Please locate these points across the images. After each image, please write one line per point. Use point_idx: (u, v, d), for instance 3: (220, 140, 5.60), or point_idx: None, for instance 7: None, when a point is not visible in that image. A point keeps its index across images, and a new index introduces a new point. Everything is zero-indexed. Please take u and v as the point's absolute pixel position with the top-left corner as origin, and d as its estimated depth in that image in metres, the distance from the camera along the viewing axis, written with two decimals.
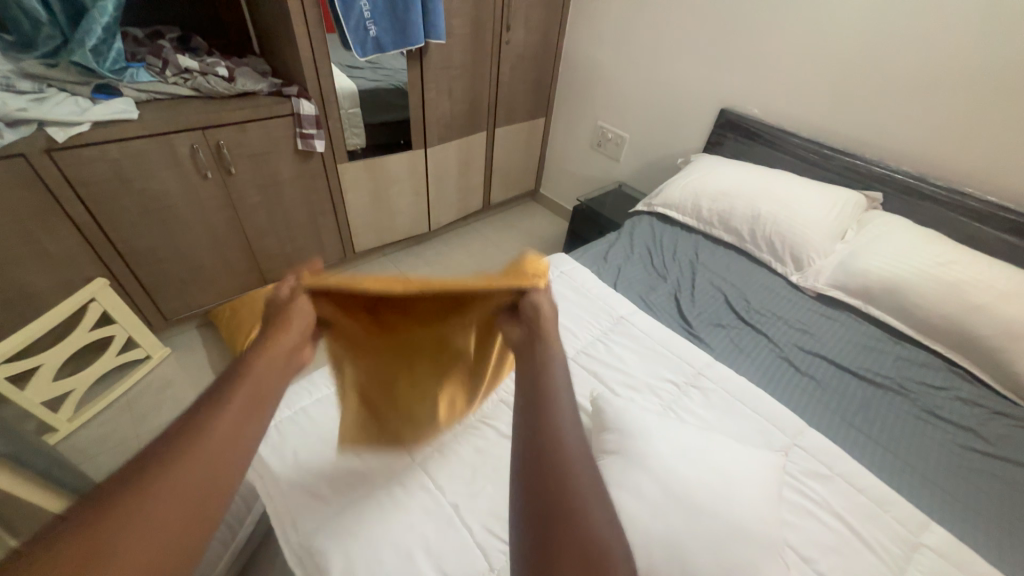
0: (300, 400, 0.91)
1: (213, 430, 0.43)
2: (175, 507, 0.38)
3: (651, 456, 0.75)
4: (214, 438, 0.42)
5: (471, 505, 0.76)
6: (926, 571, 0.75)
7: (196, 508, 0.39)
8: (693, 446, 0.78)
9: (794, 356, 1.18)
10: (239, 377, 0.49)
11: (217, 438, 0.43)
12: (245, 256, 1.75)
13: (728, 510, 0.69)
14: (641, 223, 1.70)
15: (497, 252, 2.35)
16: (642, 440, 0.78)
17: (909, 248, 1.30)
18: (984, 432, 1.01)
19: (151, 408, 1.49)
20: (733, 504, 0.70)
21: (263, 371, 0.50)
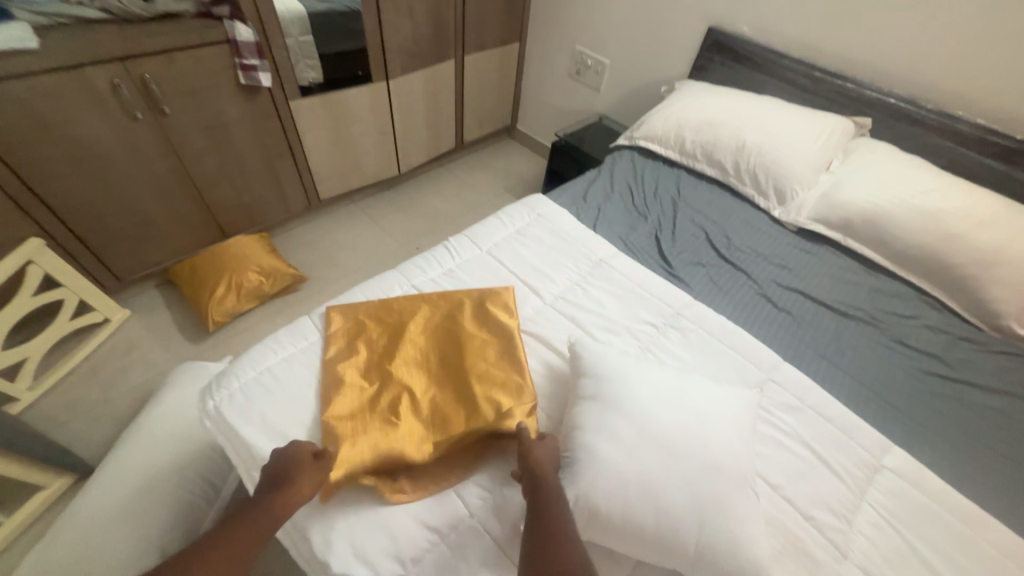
0: (266, 361, 0.86)
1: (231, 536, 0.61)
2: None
3: (627, 402, 0.74)
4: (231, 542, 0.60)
5: (449, 457, 0.76)
6: (886, 490, 0.80)
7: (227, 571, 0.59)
8: (669, 389, 0.78)
9: (772, 293, 1.17)
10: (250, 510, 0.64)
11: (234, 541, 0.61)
12: (199, 209, 1.60)
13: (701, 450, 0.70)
14: (622, 159, 1.61)
15: (474, 195, 2.24)
16: (619, 386, 0.77)
17: (893, 178, 1.27)
18: (948, 357, 1.05)
19: (117, 373, 1.43)
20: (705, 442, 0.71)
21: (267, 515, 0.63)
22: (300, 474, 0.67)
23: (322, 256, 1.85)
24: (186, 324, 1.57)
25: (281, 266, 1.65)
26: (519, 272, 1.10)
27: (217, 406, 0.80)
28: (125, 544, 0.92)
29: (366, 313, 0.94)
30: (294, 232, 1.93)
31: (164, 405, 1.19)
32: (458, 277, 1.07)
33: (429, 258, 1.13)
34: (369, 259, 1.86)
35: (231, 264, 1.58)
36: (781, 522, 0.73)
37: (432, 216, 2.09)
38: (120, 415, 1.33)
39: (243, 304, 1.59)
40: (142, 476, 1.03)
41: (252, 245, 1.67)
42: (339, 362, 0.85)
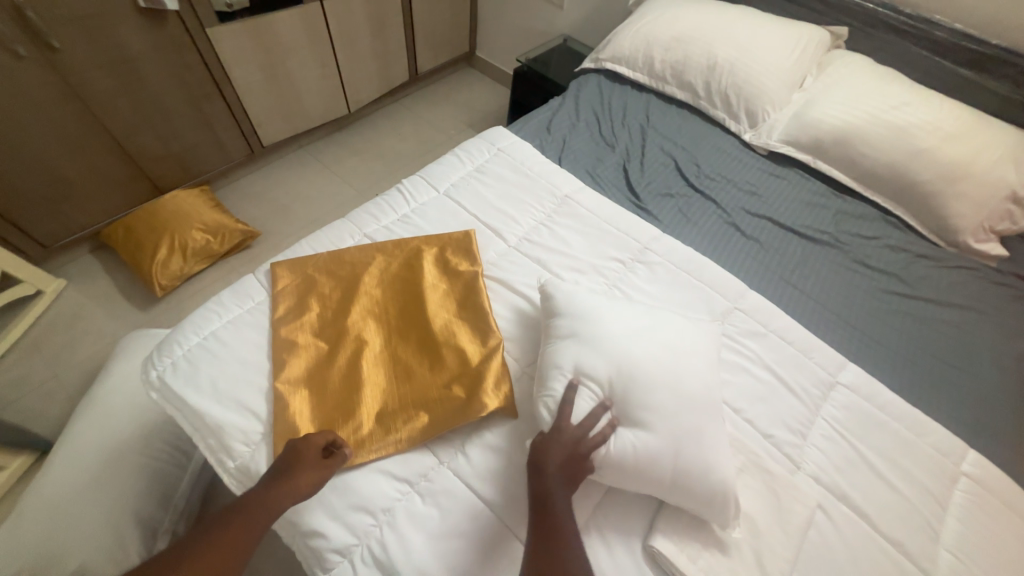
0: (210, 325, 0.80)
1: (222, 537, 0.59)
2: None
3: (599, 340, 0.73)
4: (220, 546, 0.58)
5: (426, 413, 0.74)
6: (840, 405, 0.84)
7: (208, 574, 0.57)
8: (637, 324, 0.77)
9: (741, 221, 1.15)
10: (242, 511, 0.61)
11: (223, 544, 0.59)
12: (121, 162, 1.43)
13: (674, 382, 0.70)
14: (587, 85, 1.49)
15: (434, 133, 2.07)
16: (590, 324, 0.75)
17: (866, 93, 1.22)
18: (905, 275, 1.07)
19: (63, 347, 1.34)
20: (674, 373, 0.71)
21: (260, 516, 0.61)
22: (303, 468, 0.63)
23: (274, 209, 1.72)
24: (131, 291, 1.46)
25: (227, 222, 1.52)
26: (481, 214, 1.04)
27: (161, 376, 0.75)
28: (95, 516, 0.90)
29: (315, 269, 0.87)
30: (239, 183, 1.77)
31: (116, 376, 1.13)
32: (414, 223, 1.00)
33: (381, 203, 1.05)
34: (324, 210, 1.74)
35: (170, 223, 1.45)
36: (743, 443, 0.76)
37: (391, 159, 1.94)
38: (72, 390, 1.26)
39: (191, 266, 1.48)
40: (102, 449, 0.98)
41: (192, 200, 1.52)
42: (290, 324, 0.80)
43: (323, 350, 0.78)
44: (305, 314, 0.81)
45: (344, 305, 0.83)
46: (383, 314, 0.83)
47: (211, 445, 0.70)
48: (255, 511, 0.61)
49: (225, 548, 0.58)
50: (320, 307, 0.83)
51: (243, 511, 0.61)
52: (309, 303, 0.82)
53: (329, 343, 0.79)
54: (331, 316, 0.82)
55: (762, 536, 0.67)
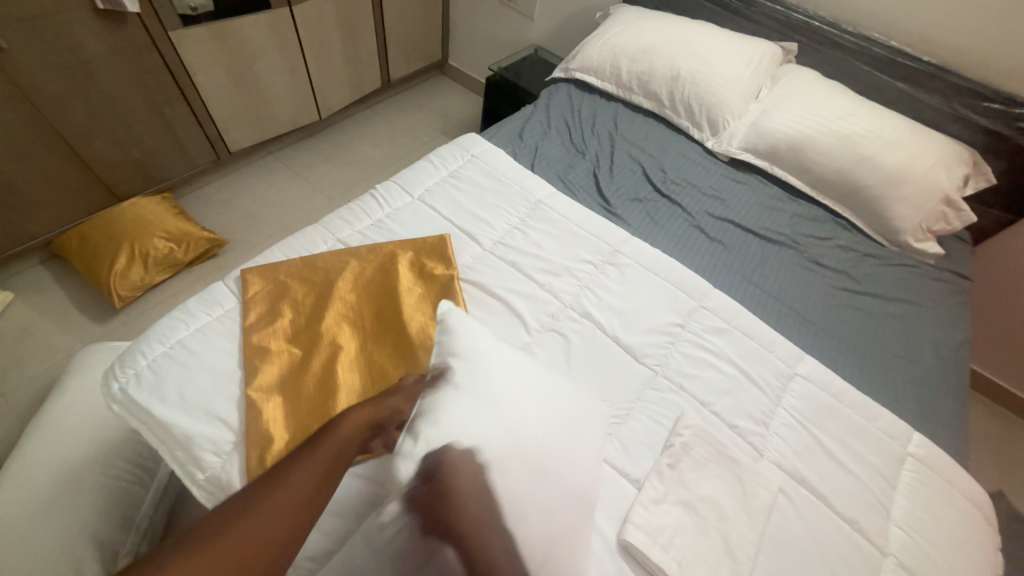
0: (177, 334, 0.78)
1: (309, 458, 0.61)
2: (273, 503, 0.56)
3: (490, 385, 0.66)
4: (308, 466, 0.60)
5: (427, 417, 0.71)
6: (799, 395, 0.89)
7: (295, 499, 0.57)
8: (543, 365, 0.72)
9: (704, 223, 1.20)
10: (333, 432, 0.63)
11: (309, 467, 0.60)
12: (75, 168, 1.37)
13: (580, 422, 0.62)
14: (558, 93, 1.53)
15: (407, 139, 2.08)
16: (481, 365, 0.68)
17: (815, 104, 1.31)
18: (854, 272, 1.14)
19: (10, 363, 1.26)
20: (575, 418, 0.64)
21: (349, 436, 0.63)
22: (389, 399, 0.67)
23: (242, 216, 1.67)
24: (88, 302, 1.39)
25: (192, 230, 1.48)
26: (455, 218, 1.05)
27: (123, 388, 0.72)
28: (49, 541, 0.85)
29: (287, 275, 0.86)
30: (204, 190, 1.71)
31: (72, 392, 1.07)
32: (388, 228, 1.00)
33: (355, 209, 1.04)
34: (294, 217, 1.71)
35: (130, 231, 1.39)
36: (710, 433, 0.79)
37: (363, 166, 1.92)
38: (22, 409, 1.19)
39: (153, 275, 1.42)
40: (57, 470, 0.93)
41: (153, 207, 1.47)
42: (263, 330, 0.78)
43: (297, 355, 0.77)
44: (280, 317, 0.80)
45: (319, 309, 0.82)
46: (359, 316, 0.83)
47: (178, 457, 0.68)
48: (344, 435, 0.63)
49: (320, 467, 0.60)
50: (292, 312, 0.82)
51: (332, 435, 0.63)
52: (279, 308, 0.81)
53: (303, 349, 0.78)
54: (307, 319, 0.81)
55: (729, 520, 0.70)
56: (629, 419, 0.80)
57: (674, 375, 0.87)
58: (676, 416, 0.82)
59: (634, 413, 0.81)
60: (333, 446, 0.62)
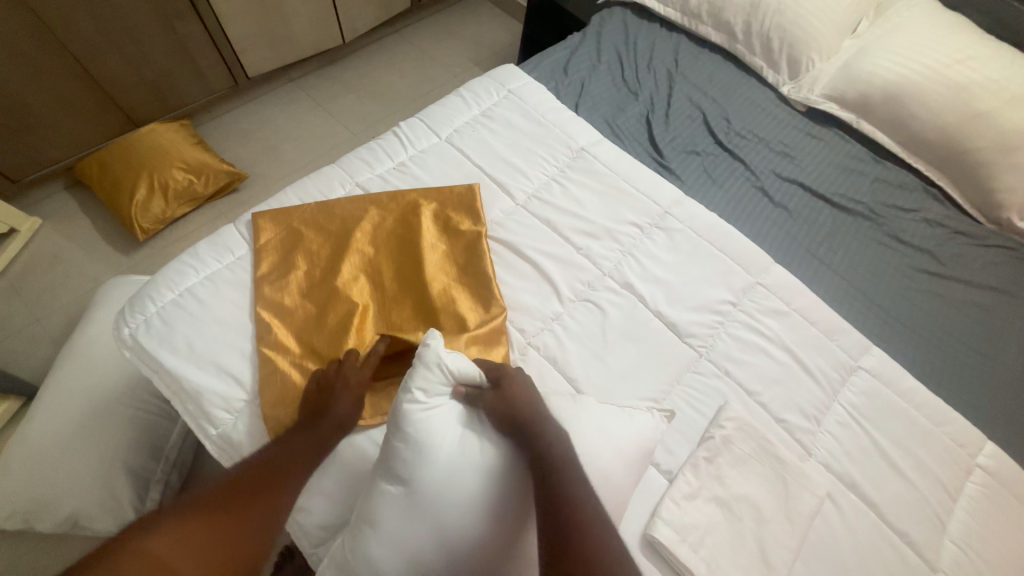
0: (186, 281, 0.73)
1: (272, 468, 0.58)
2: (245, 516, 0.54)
3: (446, 517, 0.53)
4: (274, 476, 0.57)
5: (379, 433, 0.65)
6: (859, 391, 0.79)
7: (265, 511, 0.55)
8: (541, 453, 0.56)
9: (769, 185, 1.05)
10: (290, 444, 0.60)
11: (276, 477, 0.57)
12: (88, 88, 1.29)
13: (559, 510, 0.51)
14: (611, 20, 1.32)
15: (436, 69, 1.89)
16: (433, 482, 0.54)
17: (927, 42, 1.07)
18: (940, 253, 0.99)
19: (43, 290, 1.27)
20: (563, 506, 0.51)
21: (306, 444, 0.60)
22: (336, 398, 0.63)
23: (261, 149, 1.59)
24: (113, 233, 1.38)
25: (211, 161, 1.41)
26: (486, 166, 0.94)
27: (134, 333, 0.69)
28: (85, 464, 0.88)
29: (302, 222, 0.79)
30: (223, 119, 1.62)
31: (97, 323, 1.07)
32: (412, 174, 0.90)
33: (376, 149, 0.94)
34: (315, 152, 1.61)
35: (149, 160, 1.34)
36: (756, 428, 0.72)
37: (389, 98, 1.78)
38: (57, 336, 1.22)
39: (175, 208, 1.38)
40: (86, 401, 0.95)
41: (172, 135, 1.40)
42: (276, 282, 0.73)
43: (311, 311, 0.72)
44: (295, 269, 0.74)
45: (334, 262, 0.75)
46: (378, 271, 0.76)
47: (191, 410, 0.66)
48: (305, 446, 0.60)
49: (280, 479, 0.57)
50: (307, 264, 0.75)
51: (293, 443, 0.60)
52: (294, 260, 0.75)
53: (317, 303, 0.73)
54: (322, 272, 0.75)
55: (767, 523, 0.63)
56: (665, 403, 0.74)
57: (719, 359, 0.79)
58: (717, 406, 0.74)
59: (672, 398, 0.75)
60: (294, 458, 0.59)
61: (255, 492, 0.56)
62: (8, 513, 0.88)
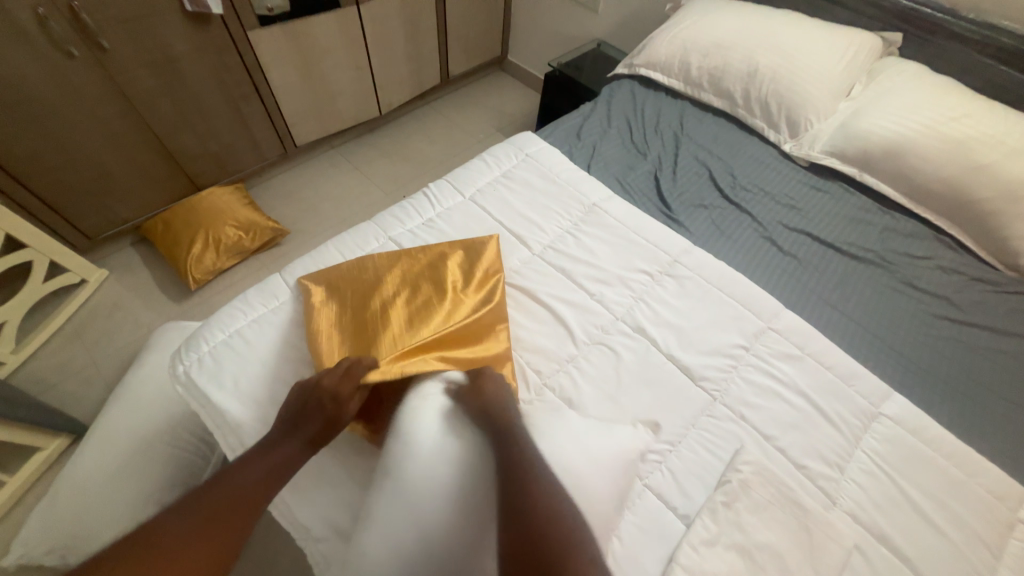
0: (236, 323, 0.82)
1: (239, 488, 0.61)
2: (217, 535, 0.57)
3: (427, 515, 0.56)
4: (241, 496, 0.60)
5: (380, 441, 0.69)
6: (882, 438, 0.78)
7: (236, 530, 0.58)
8: (518, 461, 0.60)
9: (776, 234, 1.09)
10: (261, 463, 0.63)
11: (242, 496, 0.60)
12: (162, 158, 1.49)
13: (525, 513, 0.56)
14: (620, 90, 1.46)
15: (462, 136, 2.08)
16: (417, 492, 0.57)
17: (920, 102, 1.14)
18: (958, 299, 0.99)
19: (103, 334, 1.40)
20: (535, 514, 0.56)
21: (276, 465, 0.63)
22: (309, 415, 0.66)
23: (303, 208, 1.75)
24: (168, 283, 1.52)
25: (259, 219, 1.57)
26: (505, 220, 1.02)
27: (187, 371, 0.76)
28: (124, 500, 0.93)
29: (344, 275, 0.85)
30: (271, 182, 1.81)
31: (147, 365, 1.16)
32: (440, 228, 1.00)
33: (407, 207, 1.05)
34: (352, 210, 1.76)
35: (206, 219, 1.50)
36: (774, 474, 0.71)
37: (419, 161, 1.95)
38: (110, 377, 1.32)
39: (224, 260, 1.52)
40: (132, 438, 1.01)
41: (227, 197, 1.57)
42: (320, 330, 0.78)
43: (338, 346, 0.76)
44: (325, 310, 0.80)
45: (360, 301, 0.81)
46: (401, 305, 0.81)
47: (231, 442, 0.71)
48: (276, 463, 0.64)
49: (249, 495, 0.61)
50: (336, 304, 0.81)
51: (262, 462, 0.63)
52: (324, 302, 0.81)
53: (344, 339, 0.77)
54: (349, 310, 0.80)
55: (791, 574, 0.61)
56: (680, 446, 0.75)
57: (734, 404, 0.80)
58: (733, 450, 0.75)
59: (687, 441, 0.76)
60: (264, 477, 0.62)
61: (223, 513, 0.58)
62: (49, 547, 0.92)
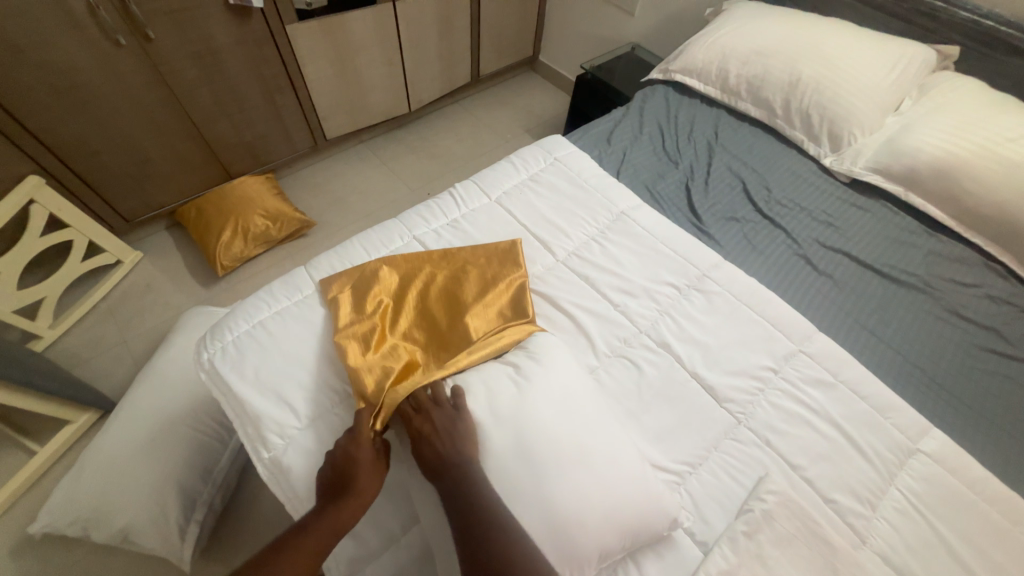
0: (260, 314, 0.83)
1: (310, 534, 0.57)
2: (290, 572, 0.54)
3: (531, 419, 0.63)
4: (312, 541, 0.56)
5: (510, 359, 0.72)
6: (918, 476, 0.73)
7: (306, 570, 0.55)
8: (610, 449, 0.64)
9: (812, 253, 1.05)
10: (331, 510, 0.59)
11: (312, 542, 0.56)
12: (199, 146, 1.53)
13: (594, 482, 0.60)
14: (653, 95, 1.43)
15: (489, 135, 2.07)
16: (518, 404, 0.64)
17: (975, 119, 1.08)
18: (1007, 332, 0.93)
19: (133, 315, 1.44)
20: (602, 483, 0.61)
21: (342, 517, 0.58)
22: (365, 466, 0.62)
23: (330, 200, 1.77)
24: (197, 268, 1.56)
25: (287, 210, 1.59)
26: (530, 224, 1.01)
27: (211, 358, 0.78)
28: (145, 480, 0.96)
29: (367, 283, 0.83)
30: (301, 173, 1.84)
31: (173, 349, 1.18)
32: (463, 229, 0.99)
33: (433, 206, 1.04)
34: (378, 204, 1.78)
35: (236, 207, 1.54)
36: (800, 505, 0.67)
37: (445, 159, 1.96)
38: (137, 357, 1.35)
39: (251, 249, 1.55)
40: (154, 418, 1.03)
41: (258, 187, 1.61)
42: (351, 347, 0.74)
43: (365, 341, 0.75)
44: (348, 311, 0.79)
45: (383, 294, 0.82)
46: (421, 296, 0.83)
47: (250, 432, 0.72)
48: (340, 514, 0.58)
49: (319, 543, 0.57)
50: (356, 301, 0.81)
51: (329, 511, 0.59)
52: (344, 302, 0.81)
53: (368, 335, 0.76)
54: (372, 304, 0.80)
55: None
56: (700, 469, 0.73)
57: (760, 429, 0.77)
58: (757, 477, 0.72)
59: (708, 465, 0.73)
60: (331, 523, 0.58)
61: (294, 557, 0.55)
62: (74, 519, 0.96)
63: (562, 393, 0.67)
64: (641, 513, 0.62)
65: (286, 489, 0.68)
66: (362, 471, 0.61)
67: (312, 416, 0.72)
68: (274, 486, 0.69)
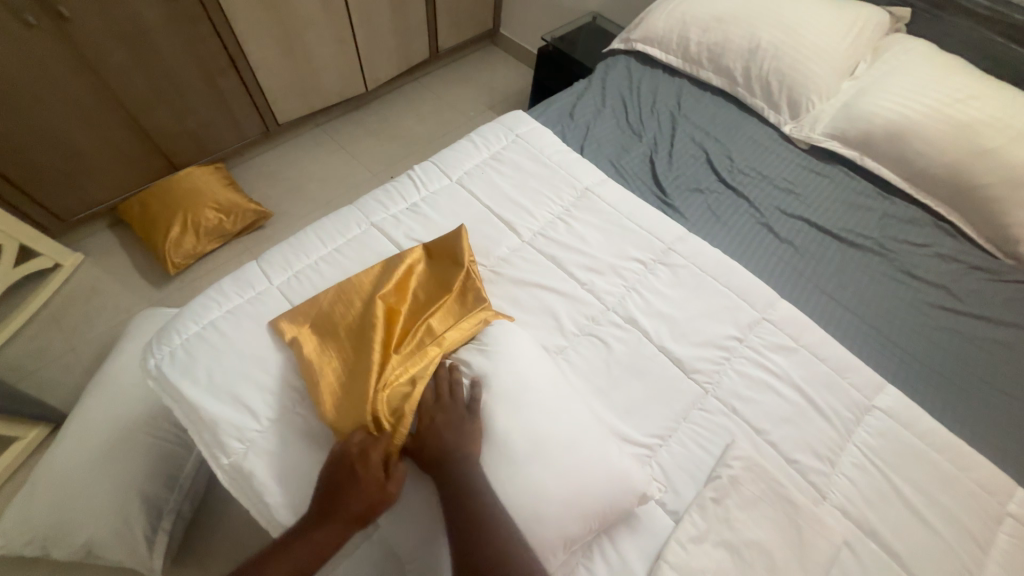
0: (210, 315, 0.79)
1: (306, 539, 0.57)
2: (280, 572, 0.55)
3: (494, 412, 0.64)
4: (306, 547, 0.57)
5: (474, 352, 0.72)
6: (875, 432, 0.77)
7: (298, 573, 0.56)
8: (578, 430, 0.64)
9: (775, 222, 1.06)
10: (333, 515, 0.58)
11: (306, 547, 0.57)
12: (136, 136, 1.42)
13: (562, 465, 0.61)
14: (616, 67, 1.39)
15: (452, 113, 2.00)
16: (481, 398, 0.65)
17: (926, 81, 1.10)
18: (956, 289, 0.97)
19: (80, 321, 1.35)
20: (570, 464, 0.61)
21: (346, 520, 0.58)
22: (372, 472, 0.59)
23: (287, 189, 1.69)
24: (147, 267, 1.47)
25: (240, 201, 1.51)
26: (494, 205, 0.98)
27: (158, 364, 0.73)
28: (104, 493, 0.91)
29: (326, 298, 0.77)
30: (253, 161, 1.74)
31: (124, 355, 1.11)
32: (424, 214, 0.95)
33: (391, 190, 1.00)
34: (338, 191, 1.70)
35: (184, 201, 1.44)
36: (765, 469, 0.69)
37: (407, 140, 1.88)
38: (87, 365, 1.28)
39: (204, 245, 1.47)
40: (110, 428, 0.98)
41: (207, 177, 1.51)
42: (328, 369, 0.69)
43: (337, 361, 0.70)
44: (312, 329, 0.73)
45: (342, 299, 0.76)
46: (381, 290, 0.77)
47: (207, 438, 0.68)
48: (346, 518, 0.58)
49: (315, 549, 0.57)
50: (317, 317, 0.75)
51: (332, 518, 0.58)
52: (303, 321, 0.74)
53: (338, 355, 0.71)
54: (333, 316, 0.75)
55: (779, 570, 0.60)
56: (670, 441, 0.74)
57: (726, 398, 0.78)
58: (723, 445, 0.73)
59: (677, 436, 0.74)
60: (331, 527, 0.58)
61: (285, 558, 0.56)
62: (30, 538, 0.91)
63: (527, 381, 0.67)
64: (610, 493, 0.62)
65: (250, 494, 0.65)
66: (376, 477, 0.59)
67: (272, 418, 0.69)
68: (238, 491, 0.66)
